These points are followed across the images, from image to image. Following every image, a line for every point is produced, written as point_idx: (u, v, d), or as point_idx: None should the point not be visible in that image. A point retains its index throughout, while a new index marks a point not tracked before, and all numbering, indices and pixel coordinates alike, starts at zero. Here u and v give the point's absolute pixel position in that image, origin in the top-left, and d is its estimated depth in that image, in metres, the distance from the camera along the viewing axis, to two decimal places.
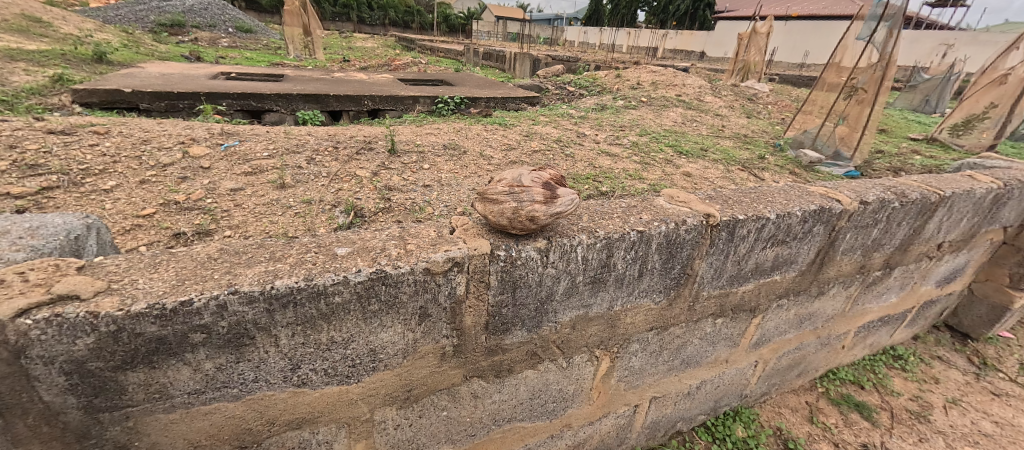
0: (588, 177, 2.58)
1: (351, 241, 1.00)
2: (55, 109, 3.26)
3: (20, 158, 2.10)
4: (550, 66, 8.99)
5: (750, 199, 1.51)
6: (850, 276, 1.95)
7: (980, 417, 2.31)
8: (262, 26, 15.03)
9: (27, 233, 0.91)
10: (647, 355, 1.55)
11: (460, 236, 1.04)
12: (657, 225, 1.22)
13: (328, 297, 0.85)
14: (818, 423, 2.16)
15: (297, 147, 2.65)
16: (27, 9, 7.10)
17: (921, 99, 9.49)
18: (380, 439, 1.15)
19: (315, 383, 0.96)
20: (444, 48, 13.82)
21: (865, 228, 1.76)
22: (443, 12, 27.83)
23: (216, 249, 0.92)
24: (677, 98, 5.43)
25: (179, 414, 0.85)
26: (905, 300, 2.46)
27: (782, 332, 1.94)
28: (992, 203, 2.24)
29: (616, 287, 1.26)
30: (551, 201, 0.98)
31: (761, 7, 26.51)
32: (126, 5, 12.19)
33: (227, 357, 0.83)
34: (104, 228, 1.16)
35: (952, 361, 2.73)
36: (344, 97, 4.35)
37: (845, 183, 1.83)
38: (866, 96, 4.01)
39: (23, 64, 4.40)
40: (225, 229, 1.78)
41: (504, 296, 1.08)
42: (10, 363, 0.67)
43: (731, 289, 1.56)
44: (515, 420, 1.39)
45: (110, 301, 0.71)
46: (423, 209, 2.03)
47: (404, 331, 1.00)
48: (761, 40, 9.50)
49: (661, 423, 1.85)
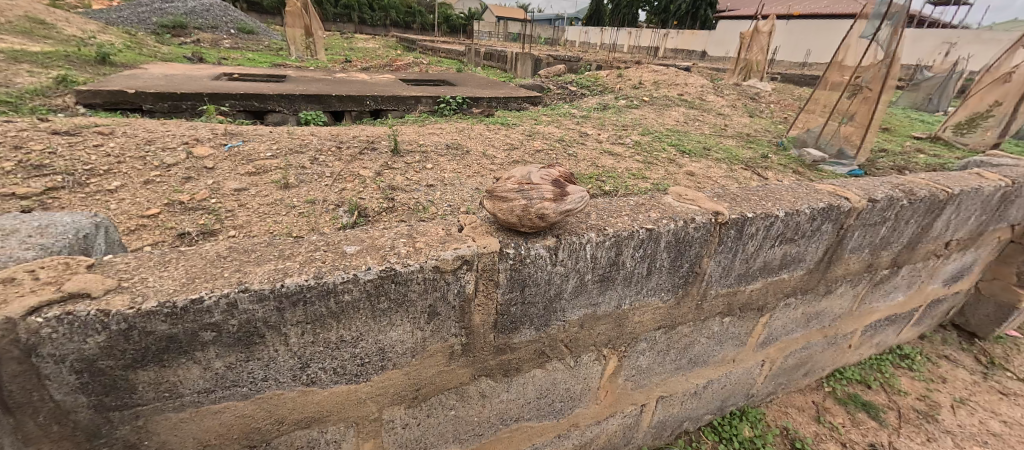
0: (591, 176, 2.57)
1: (360, 239, 0.99)
2: (59, 110, 3.26)
3: (25, 159, 2.10)
4: (551, 66, 8.99)
5: (758, 197, 1.50)
6: (858, 275, 1.94)
7: (989, 417, 2.30)
8: (264, 28, 15.10)
9: (36, 232, 0.91)
10: (654, 354, 1.54)
11: (469, 234, 1.03)
12: (665, 223, 1.21)
13: (338, 296, 0.84)
14: (825, 422, 2.15)
15: (300, 147, 2.65)
16: (30, 11, 7.14)
17: (924, 98, 9.47)
18: (389, 439, 1.15)
19: (325, 382, 0.96)
20: (445, 48, 13.86)
21: (873, 227, 1.75)
22: (443, 13, 27.84)
23: (225, 247, 0.91)
24: (679, 98, 5.42)
25: (189, 413, 0.85)
26: (912, 299, 2.45)
27: (789, 332, 1.93)
28: (1000, 201, 2.23)
29: (624, 286, 1.26)
30: (560, 198, 0.97)
31: (762, 6, 26.44)
32: (128, 8, 12.27)
33: (237, 355, 0.83)
34: (112, 227, 1.16)
35: (959, 360, 2.71)
36: (346, 98, 4.35)
37: (852, 181, 1.81)
38: (870, 94, 3.98)
39: (27, 66, 4.42)
40: (230, 228, 1.78)
41: (513, 295, 1.07)
42: (21, 362, 0.66)
43: (739, 287, 1.55)
44: (522, 420, 1.38)
45: (121, 299, 0.70)
46: (427, 209, 2.02)
47: (413, 330, 0.99)
48: (762, 38, 9.46)
49: (668, 422, 1.84)
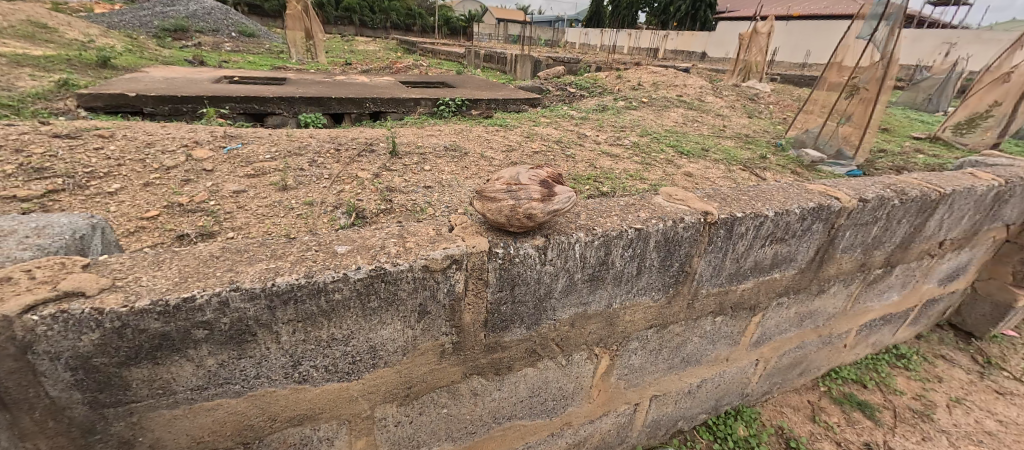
0: (589, 177, 2.59)
1: (352, 239, 1.01)
2: (60, 113, 3.29)
3: (26, 162, 2.12)
4: (551, 68, 9.02)
5: (749, 197, 1.51)
6: (851, 274, 1.95)
7: (984, 416, 2.30)
8: (265, 31, 15.20)
9: (33, 232, 0.93)
10: (646, 353, 1.55)
11: (459, 234, 1.05)
12: (654, 223, 1.23)
13: (328, 294, 0.86)
14: (820, 422, 2.16)
15: (299, 149, 2.67)
16: (32, 15, 7.19)
17: (924, 98, 9.47)
18: (382, 436, 1.17)
19: (317, 380, 0.98)
20: (446, 50, 13.92)
21: (864, 226, 1.76)
22: (443, 15, 27.93)
23: (219, 247, 0.93)
24: (677, 99, 5.43)
25: (182, 410, 0.87)
26: (908, 298, 2.46)
27: (782, 331, 1.94)
28: (993, 200, 2.24)
29: (614, 285, 1.27)
30: (548, 198, 0.99)
31: (762, 7, 26.47)
32: (130, 12, 12.38)
33: (229, 353, 0.84)
34: (109, 227, 1.18)
35: (955, 360, 2.72)
36: (345, 100, 4.37)
37: (844, 181, 1.82)
38: (868, 95, 3.99)
39: (28, 70, 4.45)
40: (228, 230, 1.80)
41: (503, 294, 1.09)
42: (17, 359, 0.68)
43: (731, 287, 1.56)
44: (515, 418, 1.40)
45: (114, 297, 0.72)
46: (424, 210, 2.04)
47: (403, 328, 1.01)
48: (761, 39, 9.46)
49: (662, 421, 1.85)
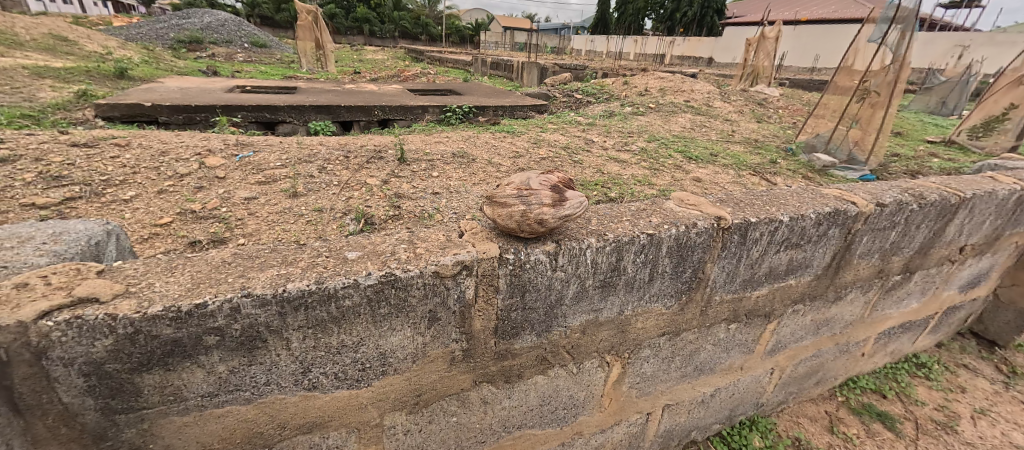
0: (597, 183, 2.57)
1: (361, 244, 1.01)
2: (80, 123, 3.39)
3: (44, 170, 2.17)
4: (557, 74, 9.11)
5: (762, 201, 1.48)
6: (868, 280, 1.90)
7: (1011, 428, 2.22)
8: (277, 42, 15.55)
9: (50, 239, 0.95)
10: (659, 361, 1.52)
11: (470, 240, 1.04)
12: (667, 228, 1.21)
13: (339, 301, 0.86)
14: (840, 433, 2.09)
15: (309, 156, 2.69)
16: (54, 28, 7.44)
17: (936, 102, 9.29)
18: (390, 445, 1.15)
19: (326, 387, 0.97)
20: (453, 58, 14.08)
21: (882, 232, 1.71)
22: (450, 26, 28.38)
23: (230, 253, 0.93)
24: (686, 104, 5.40)
25: (192, 417, 0.86)
26: (927, 305, 2.39)
27: (798, 339, 1.89)
28: (1016, 204, 2.17)
29: (626, 291, 1.25)
30: (559, 203, 0.97)
31: (768, 12, 26.36)
32: (148, 26, 12.83)
33: (240, 359, 0.84)
34: (123, 234, 1.19)
35: (978, 370, 2.63)
36: (355, 108, 4.42)
37: (860, 185, 1.78)
38: (879, 99, 3.94)
39: (49, 81, 4.58)
40: (239, 237, 1.82)
41: (514, 300, 1.08)
42: (31, 365, 0.69)
43: (745, 293, 1.53)
44: (525, 427, 1.37)
45: (127, 303, 0.72)
46: (432, 216, 2.04)
47: (413, 334, 1.00)
48: (768, 44, 9.36)
49: (675, 431, 1.81)
